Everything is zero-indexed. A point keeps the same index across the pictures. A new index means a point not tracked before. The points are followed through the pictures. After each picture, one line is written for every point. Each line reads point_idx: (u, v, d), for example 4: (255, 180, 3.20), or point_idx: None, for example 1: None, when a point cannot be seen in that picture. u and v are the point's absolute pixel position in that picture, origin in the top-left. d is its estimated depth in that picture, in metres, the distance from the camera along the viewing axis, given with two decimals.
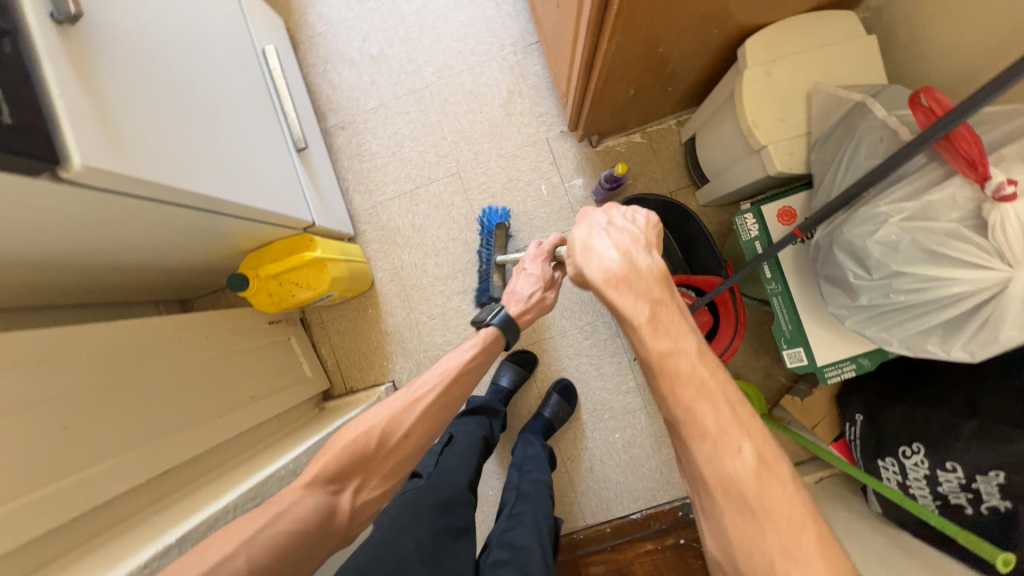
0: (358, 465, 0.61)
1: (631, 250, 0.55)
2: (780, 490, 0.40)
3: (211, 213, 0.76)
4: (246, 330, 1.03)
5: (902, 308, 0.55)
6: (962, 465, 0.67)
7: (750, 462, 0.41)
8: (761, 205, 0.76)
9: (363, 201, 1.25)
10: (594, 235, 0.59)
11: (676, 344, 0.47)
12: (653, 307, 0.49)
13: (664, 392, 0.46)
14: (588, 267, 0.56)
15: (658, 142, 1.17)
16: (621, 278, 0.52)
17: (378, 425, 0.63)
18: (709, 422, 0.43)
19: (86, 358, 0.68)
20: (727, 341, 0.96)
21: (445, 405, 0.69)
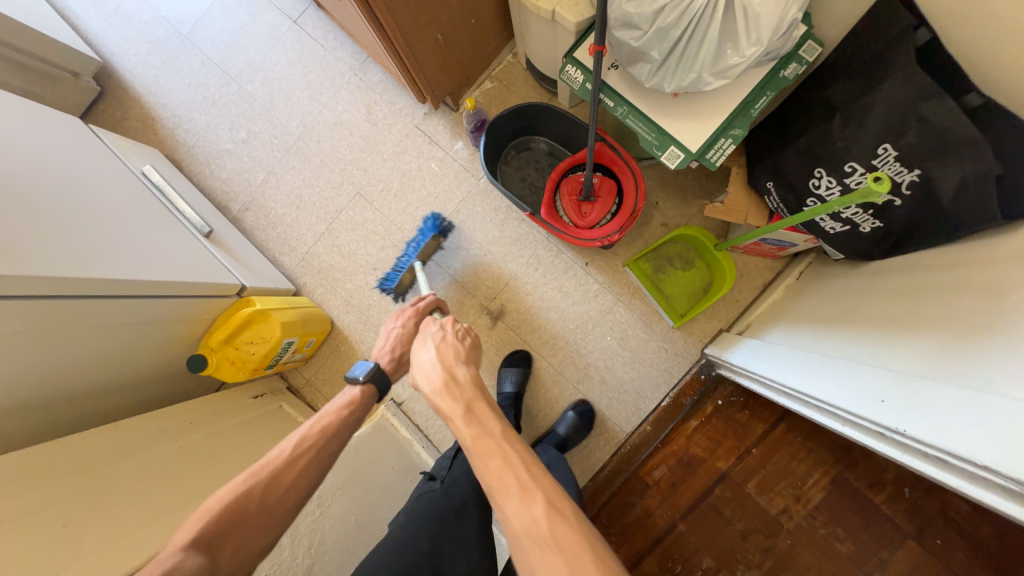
0: (236, 524, 0.59)
1: (452, 361, 0.65)
2: (569, 534, 0.49)
3: (127, 298, 0.83)
4: (231, 408, 1.08)
5: (686, 42, 0.60)
6: (859, 160, 0.72)
7: (544, 510, 0.50)
8: (573, 53, 0.84)
9: (293, 258, 1.33)
10: (424, 346, 0.68)
11: (482, 431, 0.56)
12: (469, 405, 0.59)
13: (479, 466, 0.54)
14: (417, 378, 0.65)
15: (506, 77, 1.26)
16: (443, 387, 0.61)
17: (258, 481, 0.62)
18: (513, 483, 0.52)
19: (69, 461, 0.72)
20: (634, 191, 0.98)
21: (318, 464, 0.67)
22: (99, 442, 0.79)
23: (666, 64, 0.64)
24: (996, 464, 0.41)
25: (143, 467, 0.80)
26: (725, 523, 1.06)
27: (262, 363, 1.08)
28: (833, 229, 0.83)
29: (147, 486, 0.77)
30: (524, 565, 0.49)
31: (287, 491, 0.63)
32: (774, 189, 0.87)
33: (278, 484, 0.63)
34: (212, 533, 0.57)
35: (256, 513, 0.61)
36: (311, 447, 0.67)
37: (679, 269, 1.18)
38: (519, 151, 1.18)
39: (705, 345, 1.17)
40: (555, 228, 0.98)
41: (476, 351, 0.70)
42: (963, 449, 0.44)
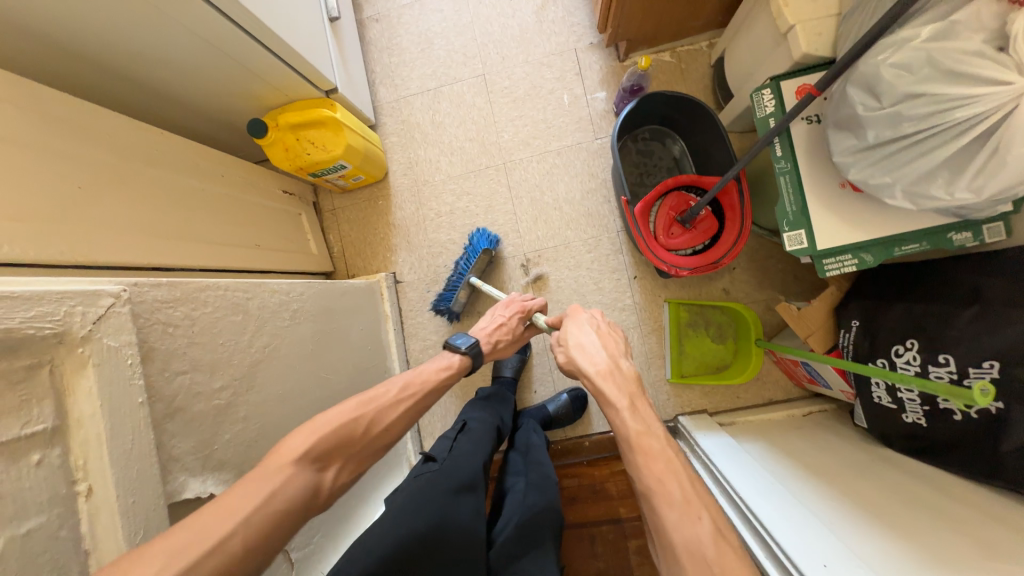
0: (341, 447, 0.60)
1: (619, 354, 0.71)
2: (733, 556, 0.49)
3: (243, 31, 0.79)
4: (259, 187, 1.07)
5: (909, 143, 0.54)
6: (956, 358, 0.66)
7: (708, 529, 0.51)
8: (781, 81, 0.75)
9: (388, 93, 1.27)
10: (583, 334, 0.75)
11: (645, 428, 0.60)
12: (633, 400, 0.63)
13: (638, 464, 0.57)
14: (579, 360, 0.71)
15: (687, 62, 1.16)
16: (607, 373, 0.67)
17: (367, 414, 0.64)
18: (675, 492, 0.54)
19: (107, 139, 0.71)
20: (728, 247, 0.94)
21: (410, 414, 0.71)
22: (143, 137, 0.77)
23: (870, 150, 0.57)
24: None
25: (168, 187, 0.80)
26: (590, 556, 1.11)
27: (310, 168, 1.06)
28: (879, 399, 0.80)
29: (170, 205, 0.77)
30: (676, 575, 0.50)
31: (382, 432, 0.65)
32: (855, 329, 0.82)
33: (379, 422, 0.65)
34: (321, 450, 0.57)
35: (353, 446, 0.62)
36: (411, 393, 0.71)
37: (709, 336, 1.15)
38: (651, 139, 1.11)
39: (681, 412, 1.16)
40: (637, 229, 0.94)
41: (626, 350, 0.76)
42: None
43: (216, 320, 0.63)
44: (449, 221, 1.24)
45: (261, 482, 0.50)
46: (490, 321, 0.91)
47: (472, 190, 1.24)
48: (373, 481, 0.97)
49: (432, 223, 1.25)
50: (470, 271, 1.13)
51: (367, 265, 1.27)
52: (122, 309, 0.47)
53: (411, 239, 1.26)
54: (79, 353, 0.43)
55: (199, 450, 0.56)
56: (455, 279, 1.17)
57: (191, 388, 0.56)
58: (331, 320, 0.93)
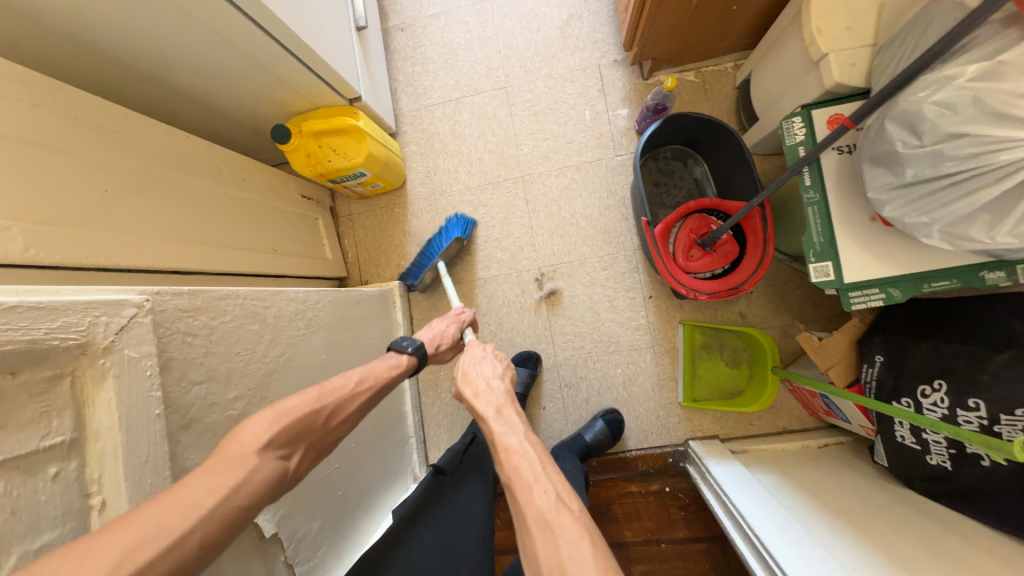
0: (304, 433, 0.57)
1: (493, 375, 0.72)
2: (570, 518, 0.50)
3: (273, 39, 0.80)
4: (279, 192, 1.07)
5: (950, 184, 0.52)
6: (988, 404, 0.64)
7: (551, 498, 0.53)
8: (812, 109, 0.74)
9: (410, 102, 1.28)
10: (471, 361, 0.76)
11: (506, 428, 0.62)
12: (499, 408, 0.66)
13: (502, 465, 0.59)
14: (462, 386, 0.72)
15: (712, 83, 1.15)
16: (479, 393, 0.69)
17: (327, 404, 0.61)
18: (528, 476, 0.56)
19: (134, 142, 0.72)
20: (749, 273, 0.92)
21: (364, 408, 0.68)
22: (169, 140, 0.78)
23: (909, 189, 0.56)
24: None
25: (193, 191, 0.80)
26: None
27: (330, 174, 1.06)
28: (902, 439, 0.77)
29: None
30: (531, 555, 0.50)
31: (340, 422, 0.63)
32: (879, 365, 0.80)
33: (338, 414, 0.63)
34: (281, 441, 0.54)
35: (315, 435, 0.59)
36: (368, 387, 0.69)
37: (723, 361, 1.14)
38: (672, 158, 1.10)
39: (692, 437, 1.14)
40: (656, 250, 0.92)
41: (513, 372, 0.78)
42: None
43: (234, 329, 0.63)
44: None
45: (223, 473, 0.47)
46: (431, 331, 0.87)
47: (489, 202, 1.24)
48: (379, 494, 0.97)
49: None
50: (438, 254, 1.12)
51: (381, 273, 1.27)
52: (144, 319, 0.47)
53: None
54: (99, 364, 0.43)
55: None
56: (421, 258, 1.17)
57: (206, 399, 0.56)
58: (344, 328, 0.93)
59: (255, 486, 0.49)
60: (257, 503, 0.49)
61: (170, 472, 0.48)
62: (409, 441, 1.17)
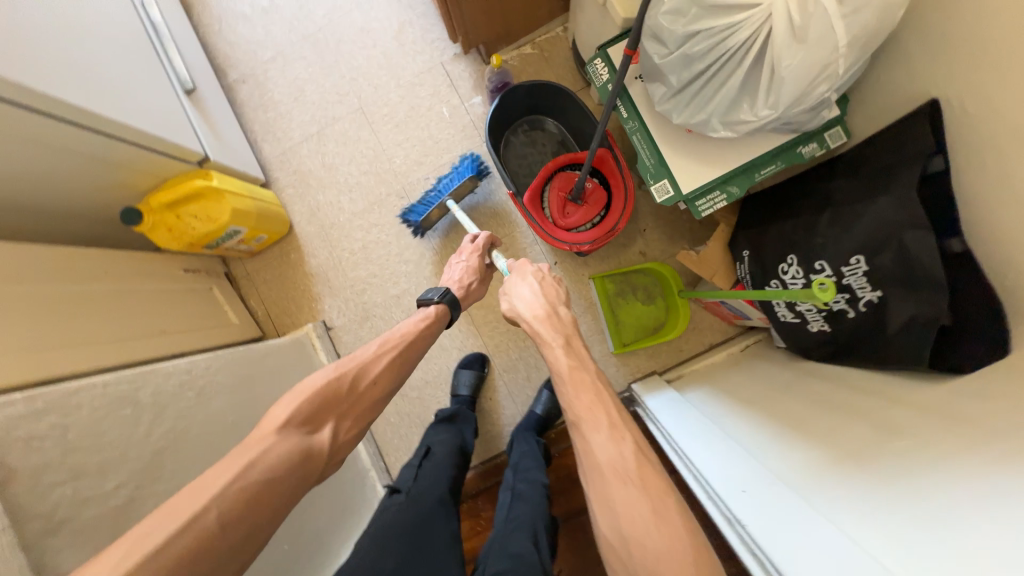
0: (326, 407, 0.62)
1: (556, 301, 0.74)
2: (654, 475, 0.52)
3: (80, 126, 0.78)
4: (156, 274, 1.04)
5: (707, 79, 0.57)
6: (829, 262, 0.71)
7: (631, 448, 0.54)
8: (607, 48, 0.78)
9: (273, 149, 1.27)
10: (523, 282, 0.77)
11: (579, 365, 0.63)
12: (567, 339, 0.67)
13: (570, 395, 0.60)
14: (520, 305, 0.74)
15: (548, 50, 1.20)
16: (545, 315, 0.71)
17: (347, 370, 0.66)
18: (605, 418, 0.57)
19: None
20: (620, 212, 0.97)
21: (394, 368, 0.71)
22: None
23: (681, 94, 0.60)
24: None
25: (55, 296, 0.77)
26: (588, 547, 1.09)
27: (200, 240, 1.04)
28: (784, 318, 0.83)
29: (50, 315, 0.74)
30: (603, 495, 0.52)
31: (370, 386, 0.67)
32: (747, 259, 0.85)
33: (363, 377, 0.67)
34: (309, 412, 0.60)
35: (342, 400, 0.64)
36: (394, 345, 0.72)
37: (639, 300, 1.17)
38: (530, 129, 1.13)
39: (633, 380, 1.18)
40: (531, 217, 0.95)
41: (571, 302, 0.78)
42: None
43: (97, 421, 0.61)
44: (365, 256, 1.24)
45: None
46: (456, 270, 0.91)
47: (380, 221, 1.24)
48: (343, 532, 0.95)
49: (348, 263, 1.24)
50: (449, 194, 1.10)
51: (295, 321, 1.25)
52: None
53: (332, 284, 1.24)
54: None
55: None
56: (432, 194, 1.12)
57: (75, 498, 0.54)
58: (253, 387, 0.91)
59: None
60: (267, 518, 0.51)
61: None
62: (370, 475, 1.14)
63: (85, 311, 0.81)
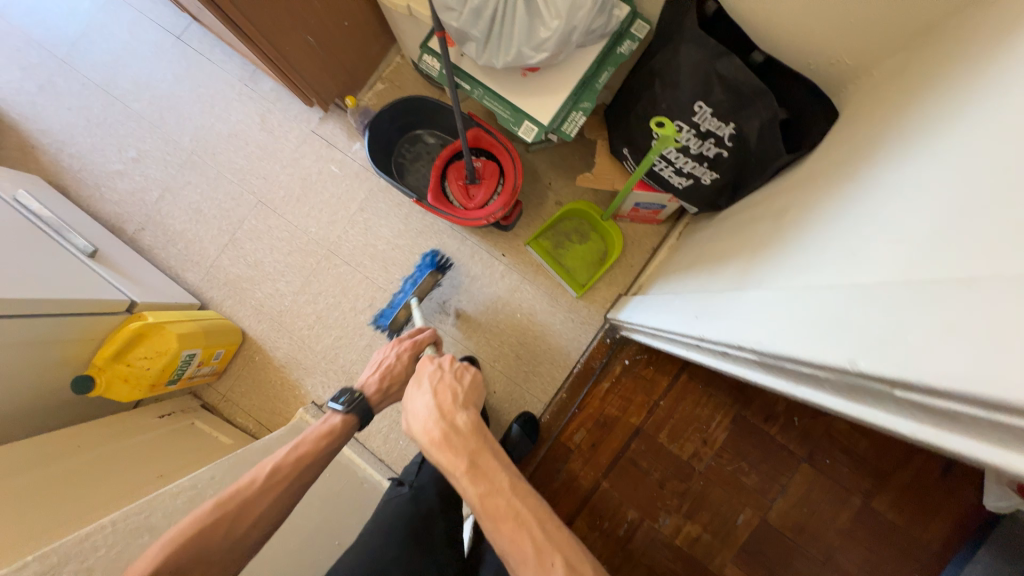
0: (197, 558, 0.57)
1: (452, 408, 0.62)
2: None
3: (14, 317, 0.82)
4: (132, 430, 1.03)
5: (501, 20, 0.67)
6: (683, 119, 0.81)
7: (563, 574, 0.49)
8: (428, 43, 0.88)
9: (197, 272, 1.30)
10: (418, 396, 0.64)
11: (490, 488, 0.54)
12: (473, 458, 0.56)
13: (490, 529, 0.53)
14: (413, 424, 0.62)
15: (397, 77, 1.31)
16: (442, 439, 0.58)
17: (227, 510, 0.60)
18: (529, 547, 0.51)
19: None
20: (513, 172, 1.05)
21: (283, 500, 0.65)
22: None
23: (491, 44, 0.70)
24: (775, 349, 0.43)
25: (40, 484, 0.77)
26: (644, 475, 1.17)
27: (160, 378, 1.05)
28: (681, 185, 0.92)
29: (40, 499, 0.74)
30: None
31: (251, 525, 0.62)
32: (629, 155, 0.96)
33: (246, 520, 0.61)
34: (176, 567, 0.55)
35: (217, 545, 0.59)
36: (280, 478, 0.65)
37: (576, 242, 1.25)
38: (412, 146, 1.23)
39: (607, 311, 1.24)
40: (441, 211, 1.01)
41: (475, 393, 0.67)
42: (752, 339, 0.48)
43: (118, 557, 0.61)
44: (323, 324, 1.27)
45: None
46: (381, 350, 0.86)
47: (322, 288, 1.28)
48: None
49: (311, 338, 1.27)
50: (411, 292, 1.21)
51: (288, 415, 1.25)
52: None
53: (305, 364, 1.26)
54: None
55: None
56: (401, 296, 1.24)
57: None
58: None
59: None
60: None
61: None
62: None
63: (73, 483, 0.81)
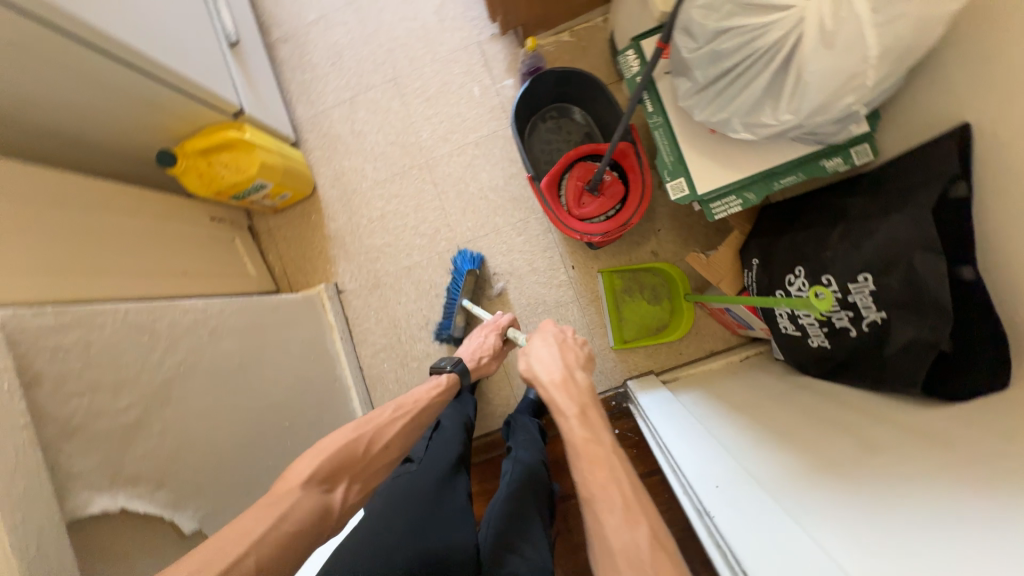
0: (342, 467, 0.67)
1: (574, 364, 0.71)
2: (668, 563, 0.50)
3: (147, 77, 0.85)
4: (185, 217, 1.09)
5: (733, 77, 0.59)
6: (836, 276, 0.71)
7: (647, 537, 0.52)
8: (641, 39, 0.78)
9: (307, 110, 1.30)
10: (540, 342, 0.75)
11: (592, 437, 0.60)
12: (582, 409, 0.63)
13: (583, 472, 0.57)
14: (535, 363, 0.71)
15: (586, 39, 1.20)
16: (562, 382, 0.67)
17: (364, 432, 0.72)
18: (616, 499, 0.54)
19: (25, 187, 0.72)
20: (635, 207, 0.97)
21: (403, 433, 0.77)
22: (54, 181, 0.79)
23: (706, 92, 0.63)
24: None
25: (91, 227, 0.82)
26: None
27: (228, 190, 1.08)
28: (786, 330, 0.82)
29: (85, 242, 0.79)
30: None
31: (380, 451, 0.72)
32: (755, 267, 0.86)
33: (377, 441, 0.72)
34: (321, 475, 0.64)
35: (359, 462, 0.69)
36: (404, 414, 0.78)
37: (644, 298, 1.17)
38: (558, 116, 1.14)
39: (629, 377, 1.17)
40: (545, 202, 0.96)
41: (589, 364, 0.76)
42: None
43: (115, 343, 0.65)
44: (382, 225, 1.27)
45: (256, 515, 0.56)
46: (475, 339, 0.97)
47: (400, 192, 1.27)
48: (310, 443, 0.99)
49: (365, 229, 1.27)
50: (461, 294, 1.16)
51: (309, 280, 1.29)
52: None
53: (348, 248, 1.28)
54: None
55: (105, 467, 0.58)
56: (450, 306, 1.19)
57: (90, 409, 0.58)
58: (262, 336, 0.95)
59: (300, 515, 0.58)
60: (301, 533, 0.58)
61: (49, 477, 0.51)
62: None
63: (119, 243, 0.86)
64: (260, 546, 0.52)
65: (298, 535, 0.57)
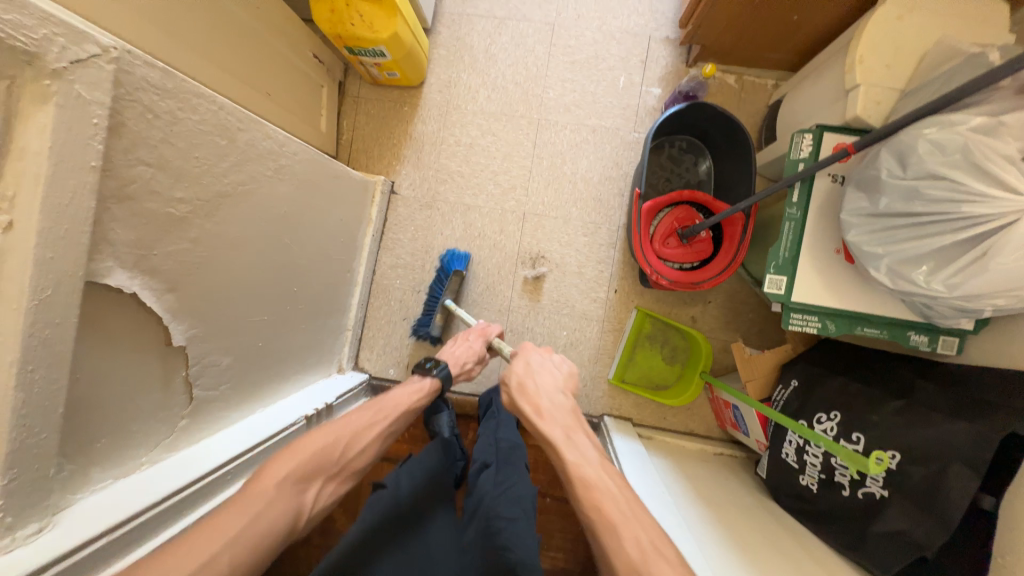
0: (316, 467, 0.63)
1: (555, 387, 0.71)
2: None
3: None
4: (295, 41, 1.01)
5: (912, 222, 0.60)
6: (866, 438, 0.72)
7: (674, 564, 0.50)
8: (825, 131, 0.76)
9: (455, 4, 1.23)
10: (526, 366, 0.74)
11: (570, 455, 0.60)
12: (568, 431, 0.64)
13: (588, 502, 0.56)
14: (534, 392, 0.70)
15: (748, 92, 1.16)
16: (544, 410, 0.67)
17: (339, 434, 0.67)
18: (638, 535, 0.52)
19: None
20: (713, 273, 0.95)
21: (387, 433, 0.74)
22: None
23: (876, 219, 0.65)
24: None
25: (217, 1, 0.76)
26: None
27: (349, 40, 1.01)
28: (785, 456, 0.84)
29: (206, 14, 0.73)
30: None
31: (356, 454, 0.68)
32: (792, 388, 0.88)
33: (354, 446, 0.68)
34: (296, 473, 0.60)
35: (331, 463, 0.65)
36: (380, 416, 0.74)
37: (662, 354, 1.18)
38: (686, 150, 1.11)
39: (608, 414, 1.17)
40: (638, 224, 0.94)
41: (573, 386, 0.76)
42: None
43: (198, 130, 0.60)
44: (466, 153, 1.22)
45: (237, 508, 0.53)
46: (464, 351, 0.92)
47: (498, 133, 1.22)
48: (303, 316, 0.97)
49: (447, 148, 1.23)
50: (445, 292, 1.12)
51: (370, 165, 1.24)
52: (104, 66, 0.45)
53: (422, 155, 1.23)
54: (43, 85, 0.40)
55: (137, 247, 0.54)
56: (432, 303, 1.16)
57: (149, 183, 0.54)
58: (313, 195, 0.91)
59: (270, 521, 0.54)
60: (272, 542, 0.54)
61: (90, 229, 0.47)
62: (344, 333, 1.17)
63: (232, 33, 0.80)
64: (233, 547, 0.49)
65: (270, 542, 0.54)
